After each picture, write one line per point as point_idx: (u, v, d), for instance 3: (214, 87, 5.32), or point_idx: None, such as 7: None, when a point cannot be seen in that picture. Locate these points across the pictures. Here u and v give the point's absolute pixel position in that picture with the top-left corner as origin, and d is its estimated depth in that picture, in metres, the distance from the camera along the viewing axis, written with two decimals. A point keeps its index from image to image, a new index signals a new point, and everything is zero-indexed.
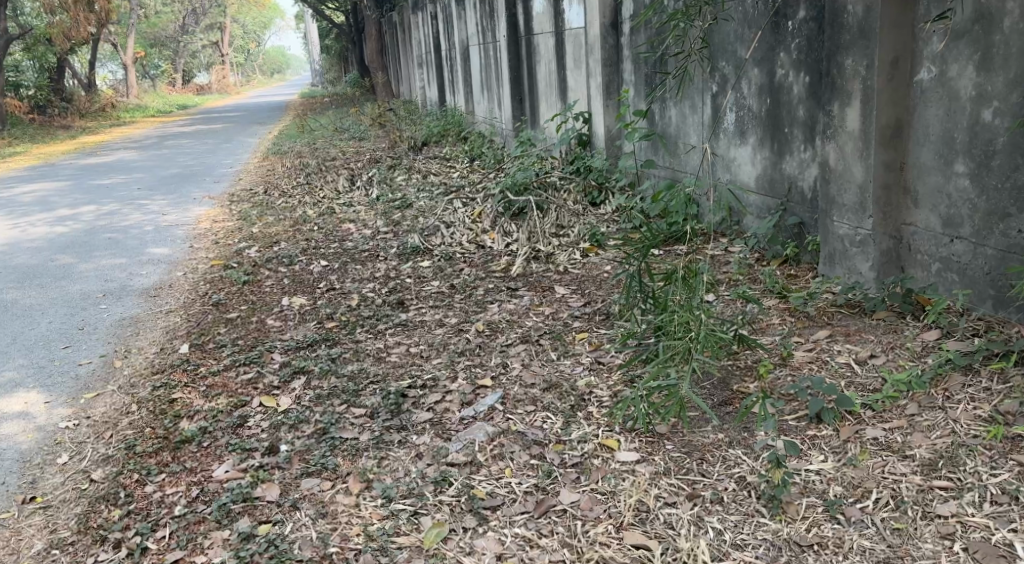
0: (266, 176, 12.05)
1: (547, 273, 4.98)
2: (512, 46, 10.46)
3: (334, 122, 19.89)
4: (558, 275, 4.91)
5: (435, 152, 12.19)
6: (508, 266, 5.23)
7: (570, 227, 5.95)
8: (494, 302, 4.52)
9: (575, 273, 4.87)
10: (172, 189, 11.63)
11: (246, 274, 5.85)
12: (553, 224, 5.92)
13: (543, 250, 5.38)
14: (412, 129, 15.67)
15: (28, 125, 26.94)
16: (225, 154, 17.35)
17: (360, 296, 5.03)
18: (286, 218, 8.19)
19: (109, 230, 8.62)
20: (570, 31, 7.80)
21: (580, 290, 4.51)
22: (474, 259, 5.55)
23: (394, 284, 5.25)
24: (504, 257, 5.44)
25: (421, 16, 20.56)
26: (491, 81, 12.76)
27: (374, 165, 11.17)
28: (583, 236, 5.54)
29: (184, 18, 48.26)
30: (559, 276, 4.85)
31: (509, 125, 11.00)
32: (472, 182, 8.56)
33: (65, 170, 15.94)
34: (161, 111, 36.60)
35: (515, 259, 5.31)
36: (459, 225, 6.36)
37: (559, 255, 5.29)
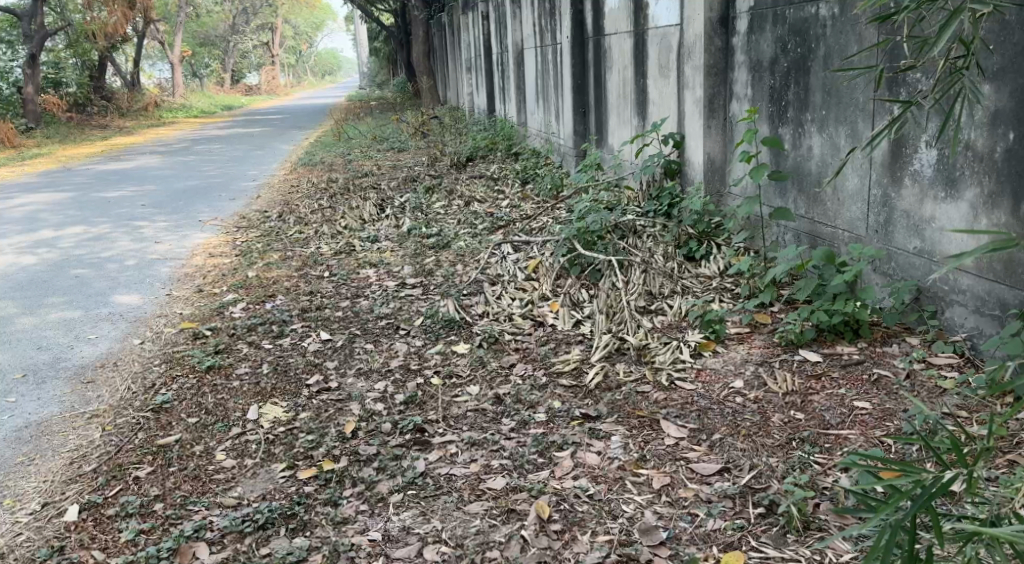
0: (284, 198, 10.64)
1: (643, 391, 3.33)
2: (577, 48, 8.95)
3: (373, 129, 18.57)
4: (661, 394, 3.31)
5: (483, 172, 10.63)
6: (580, 371, 3.51)
7: (670, 298, 4.25)
8: (572, 454, 2.98)
9: (688, 391, 3.30)
10: (179, 209, 10.35)
11: (210, 356, 4.31)
12: (642, 293, 4.24)
13: (634, 342, 3.68)
14: (457, 143, 14.14)
15: (64, 124, 26.03)
16: (254, 162, 16.09)
17: (357, 413, 3.38)
18: (294, 258, 6.74)
19: (87, 267, 7.27)
20: (655, 30, 6.14)
21: (710, 445, 2.97)
22: (531, 349, 3.88)
23: (410, 386, 3.60)
24: (574, 346, 3.80)
25: (471, 16, 19.16)
26: (549, 92, 11.17)
27: (410, 190, 9.66)
28: (690, 315, 3.91)
29: (235, 17, 47.64)
30: (665, 398, 3.27)
31: (571, 144, 9.40)
32: (526, 221, 6.91)
33: (80, 178, 14.76)
34: (206, 112, 35.73)
35: (595, 353, 3.64)
36: (507, 286, 4.92)
37: (660, 352, 3.57)
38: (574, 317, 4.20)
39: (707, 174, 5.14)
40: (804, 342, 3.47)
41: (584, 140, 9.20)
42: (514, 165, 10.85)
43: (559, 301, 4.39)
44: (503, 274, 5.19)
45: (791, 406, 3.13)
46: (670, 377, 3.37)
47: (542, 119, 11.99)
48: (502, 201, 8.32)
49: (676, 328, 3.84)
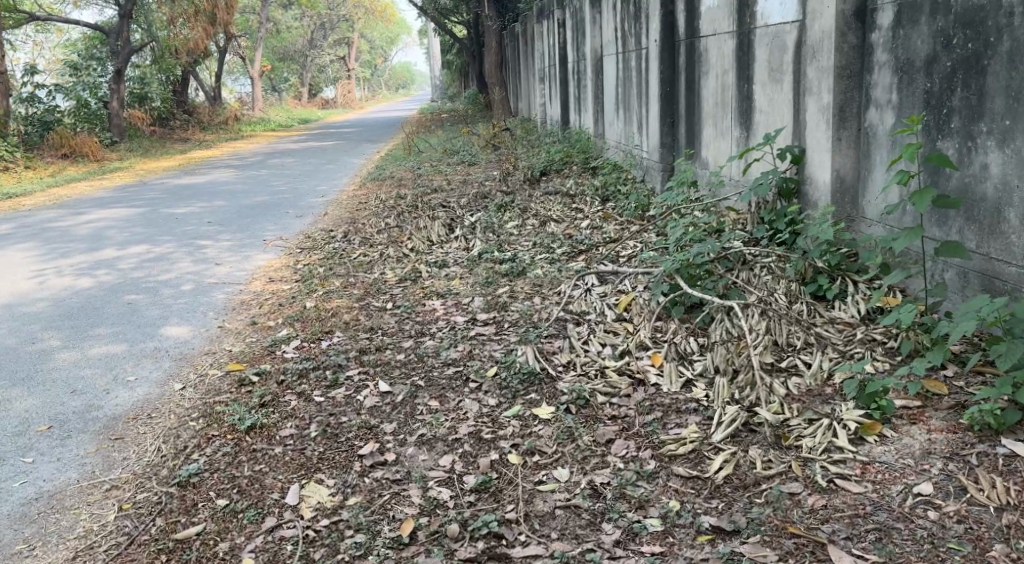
0: (351, 216, 10.17)
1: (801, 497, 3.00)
2: (666, 51, 8.34)
3: (444, 142, 18.12)
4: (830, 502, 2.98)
5: (559, 188, 9.97)
6: (708, 462, 3.19)
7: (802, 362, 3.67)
8: None
9: (875, 500, 2.96)
10: (245, 227, 9.97)
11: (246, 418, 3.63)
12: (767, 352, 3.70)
13: (768, 420, 3.37)
14: (531, 157, 13.54)
15: (146, 137, 26.37)
16: (324, 177, 15.77)
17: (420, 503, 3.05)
18: (356, 286, 6.19)
19: (140, 291, 6.82)
20: (768, 28, 5.63)
21: None
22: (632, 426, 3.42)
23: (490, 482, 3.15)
24: (690, 435, 3.35)
25: (546, 25, 18.59)
26: (630, 102, 10.52)
27: (482, 208, 9.05)
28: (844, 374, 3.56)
29: (313, 32, 48.07)
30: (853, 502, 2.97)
31: (657, 157, 8.73)
32: (610, 248, 6.22)
33: (152, 193, 14.59)
34: (283, 125, 35.96)
35: (723, 430, 3.33)
36: (592, 323, 4.32)
37: (807, 437, 3.28)
38: (683, 375, 3.72)
39: (836, 194, 4.43)
40: (1004, 427, 3.13)
41: (672, 153, 8.53)
42: (590, 180, 10.18)
43: (660, 352, 3.87)
44: (586, 310, 4.55)
45: (1014, 531, 2.78)
46: (827, 471, 3.10)
47: (621, 129, 11.31)
48: (579, 221, 7.66)
49: (820, 399, 3.48)
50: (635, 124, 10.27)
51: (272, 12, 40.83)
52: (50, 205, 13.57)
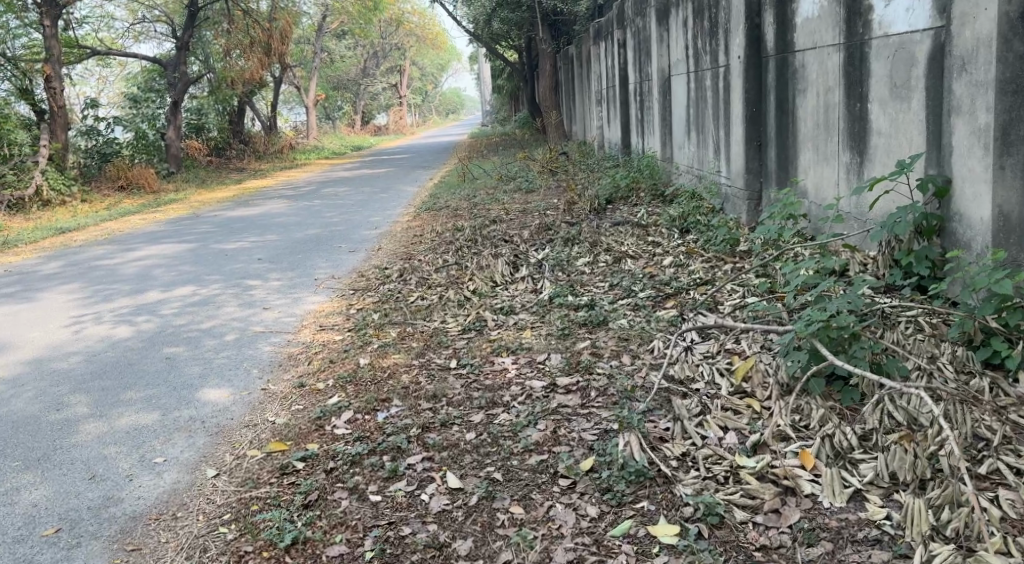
0: (407, 251, 9.51)
1: None
2: (753, 70, 7.80)
3: (499, 167, 17.50)
4: None
5: (629, 219, 9.23)
6: None
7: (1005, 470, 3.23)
8: None
9: None
10: (297, 263, 9.39)
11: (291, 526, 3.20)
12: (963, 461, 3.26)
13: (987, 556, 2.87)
14: (593, 184, 12.81)
15: (203, 168, 26.19)
16: (379, 206, 15.24)
17: None
18: (414, 339, 5.50)
19: (178, 342, 6.19)
20: (891, 39, 5.23)
21: None
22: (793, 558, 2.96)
23: None
24: None
25: (604, 46, 17.99)
26: (705, 124, 9.95)
27: (547, 244, 8.31)
28: None
29: (366, 60, 48.06)
30: None
31: (740, 184, 8.15)
32: (701, 293, 5.49)
33: (203, 226, 14.10)
34: (336, 153, 35.77)
35: None
36: (702, 392, 3.88)
37: None
38: (848, 484, 3.25)
39: (1000, 232, 4.08)
40: None
41: (760, 179, 7.95)
42: (662, 210, 9.45)
43: (811, 450, 3.41)
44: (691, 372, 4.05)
45: None
46: None
47: (692, 153, 10.68)
48: (657, 259, 6.88)
49: None
50: (713, 147, 9.68)
51: (325, 41, 40.88)
52: (98, 239, 13.13)
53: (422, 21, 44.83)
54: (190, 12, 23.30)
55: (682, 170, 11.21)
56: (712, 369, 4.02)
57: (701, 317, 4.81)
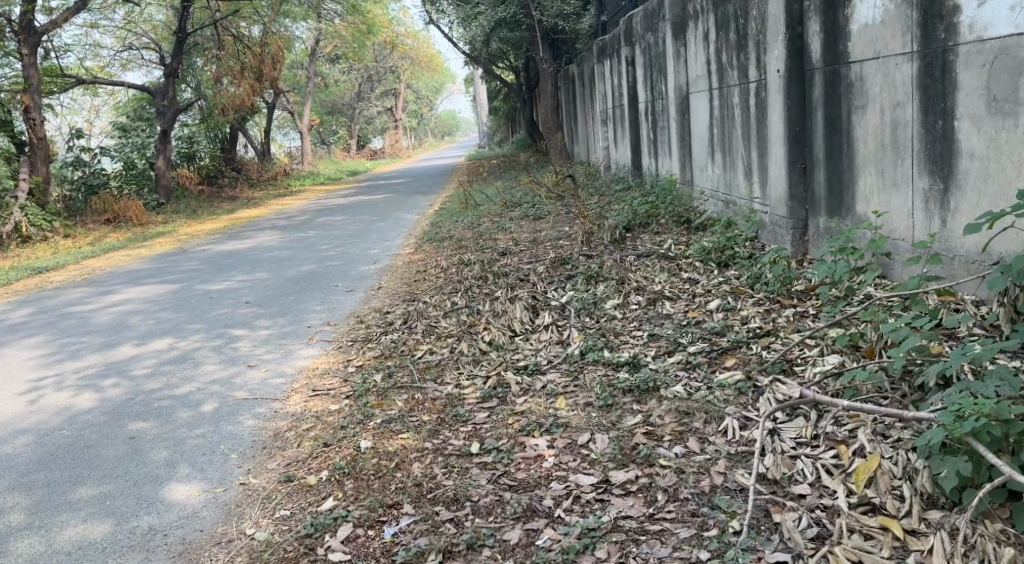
0: (411, 290, 8.63)
1: None
2: (795, 84, 7.00)
3: (503, 192, 16.66)
4: None
5: (654, 251, 8.39)
6: None
7: None
8: None
9: None
10: (289, 306, 8.51)
11: None
12: None
13: None
14: (607, 210, 11.94)
15: (195, 197, 25.35)
16: (378, 237, 14.38)
17: None
18: (424, 410, 4.61)
19: (147, 414, 5.29)
20: (988, 45, 4.49)
21: None
22: None
23: None
24: None
25: (608, 64, 17.25)
26: (733, 145, 9.15)
27: (568, 282, 7.44)
28: None
29: (360, 85, 47.37)
30: None
31: (782, 212, 7.34)
32: (766, 349, 4.66)
33: (190, 262, 13.23)
34: (331, 178, 34.92)
35: None
36: (810, 505, 3.37)
37: None
38: None
39: None
40: None
41: (806, 205, 7.14)
42: (691, 241, 8.59)
43: None
44: (786, 469, 3.54)
45: None
46: None
47: (718, 176, 9.86)
48: (699, 302, 6.03)
49: None
50: (744, 170, 8.87)
51: (319, 66, 40.18)
52: (77, 279, 12.25)
53: (417, 44, 44.13)
54: (178, 38, 22.52)
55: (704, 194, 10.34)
56: (813, 464, 3.55)
57: (778, 384, 4.05)
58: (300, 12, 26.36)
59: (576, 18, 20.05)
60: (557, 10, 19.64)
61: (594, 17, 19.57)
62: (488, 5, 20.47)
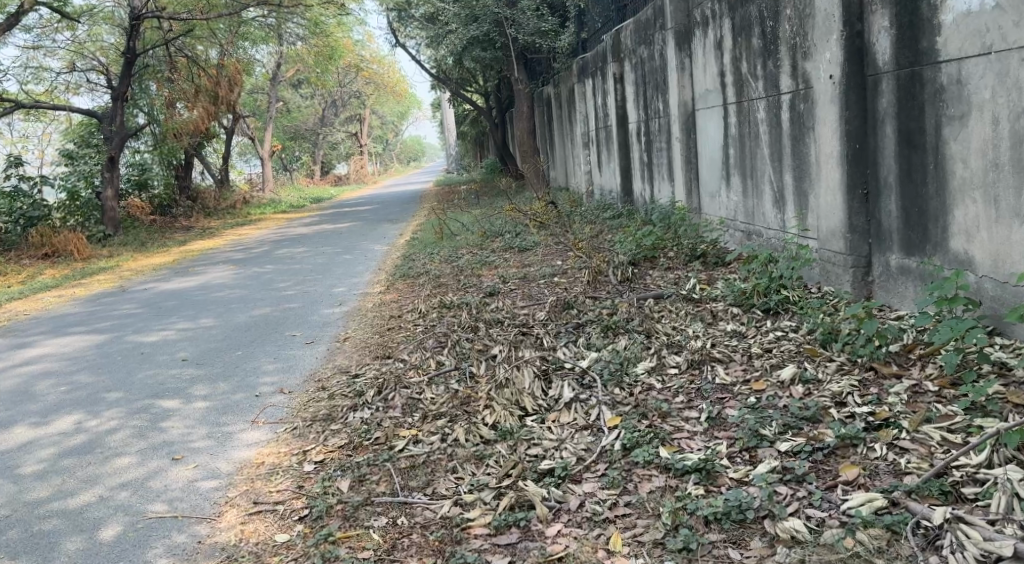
0: (385, 343, 7.20)
1: None
2: (853, 93, 5.78)
3: (480, 220, 15.34)
4: None
5: (673, 294, 7.08)
6: None
7: None
8: None
9: None
10: (237, 365, 7.05)
11: None
12: None
13: None
14: (603, 244, 10.59)
15: (146, 228, 23.69)
16: (344, 272, 12.95)
17: None
18: (411, 550, 3.43)
19: (19, 543, 3.83)
20: None
21: None
22: None
23: None
24: None
25: (590, 83, 16.06)
26: (757, 167, 7.88)
27: (580, 335, 6.06)
28: None
29: (323, 110, 45.78)
30: None
31: (838, 246, 6.08)
32: (892, 461, 3.49)
33: (127, 305, 11.68)
34: (293, 206, 33.31)
35: None
36: None
37: None
38: None
39: None
40: None
41: (869, 238, 5.89)
42: (717, 284, 7.30)
43: None
44: None
45: None
46: None
47: (735, 202, 8.57)
48: (762, 367, 4.72)
49: None
50: (772, 196, 7.59)
51: (280, 90, 38.64)
52: None
53: (382, 68, 42.75)
54: (126, 59, 20.90)
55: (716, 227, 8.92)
56: None
57: (963, 526, 3.05)
58: (259, 33, 24.79)
59: (554, 36, 18.79)
60: (533, 27, 18.35)
61: (574, 35, 18.21)
62: (459, 22, 19.12)
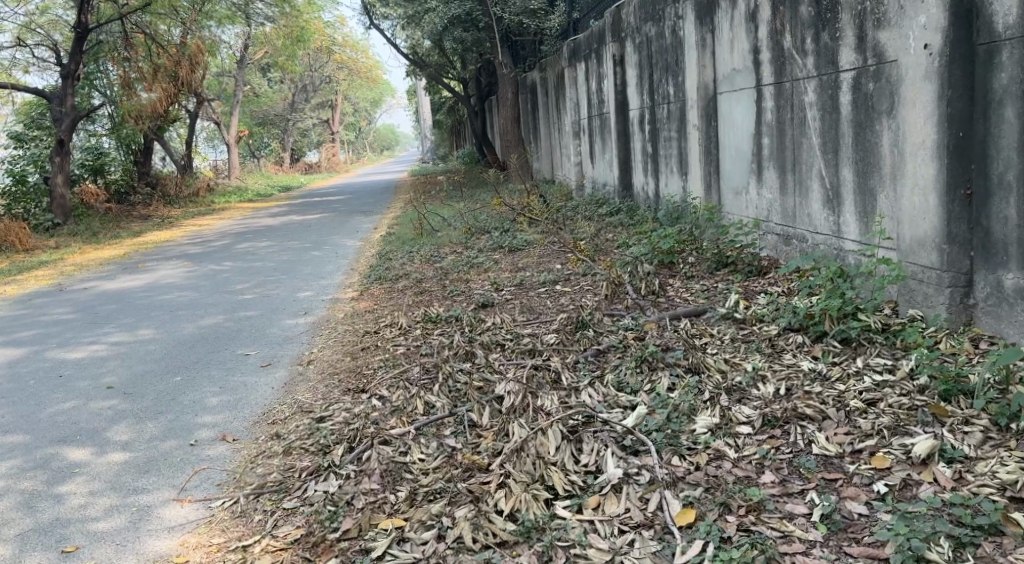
0: (360, 371, 6.00)
1: None
2: (959, 66, 4.53)
3: (463, 214, 14.17)
4: None
5: (706, 312, 6.01)
6: None
7: None
8: None
9: None
10: (177, 397, 5.85)
11: None
12: None
13: None
14: (607, 249, 9.40)
15: (100, 216, 22.05)
16: (312, 271, 11.73)
17: None
18: None
19: None
20: None
21: None
22: None
23: None
24: None
25: (583, 67, 14.81)
26: (801, 159, 6.65)
27: (607, 372, 4.83)
28: None
29: (293, 94, 44.14)
30: None
31: (928, 259, 4.85)
32: None
33: (63, 310, 10.35)
34: (261, 193, 31.85)
35: None
36: None
37: None
38: None
39: None
40: None
41: (971, 249, 4.65)
42: (759, 301, 6.12)
43: None
44: None
45: None
46: None
47: (768, 200, 7.34)
48: (872, 430, 3.60)
49: None
50: (823, 195, 6.36)
51: (247, 73, 37.01)
52: None
53: (355, 52, 41.24)
54: (76, 34, 19.31)
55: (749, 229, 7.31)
56: None
57: None
58: (224, 11, 23.16)
59: (544, 16, 17.52)
60: (521, 5, 17.13)
61: (566, 14, 16.96)
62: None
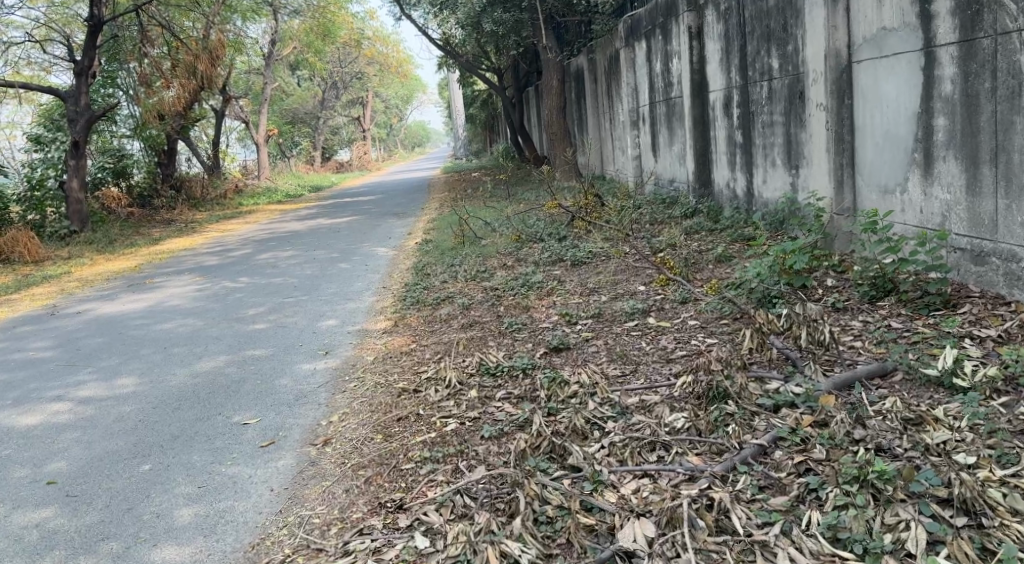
0: (394, 465, 4.18)
1: None
2: None
3: (511, 217, 12.32)
4: None
5: (894, 372, 4.09)
6: None
7: None
8: None
9: None
10: (134, 508, 4.10)
11: None
12: None
13: None
14: (701, 264, 7.50)
15: (119, 221, 20.44)
16: (338, 289, 9.95)
17: None
18: None
19: None
20: None
21: None
22: None
23: None
24: None
25: (644, 47, 12.89)
26: (1014, 144, 4.78)
27: (804, 504, 3.14)
28: None
29: (324, 92, 42.52)
30: None
31: None
32: None
33: (43, 345, 8.63)
34: (291, 194, 30.24)
35: None
36: None
37: None
38: None
39: None
40: None
41: None
42: (973, 356, 4.14)
43: None
44: None
45: None
46: None
47: (945, 202, 5.43)
48: None
49: None
50: None
51: (276, 70, 35.40)
52: None
53: (387, 47, 39.55)
54: (90, 28, 17.71)
55: (926, 252, 5.08)
56: None
57: None
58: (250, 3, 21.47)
59: None
60: None
61: None
62: None
